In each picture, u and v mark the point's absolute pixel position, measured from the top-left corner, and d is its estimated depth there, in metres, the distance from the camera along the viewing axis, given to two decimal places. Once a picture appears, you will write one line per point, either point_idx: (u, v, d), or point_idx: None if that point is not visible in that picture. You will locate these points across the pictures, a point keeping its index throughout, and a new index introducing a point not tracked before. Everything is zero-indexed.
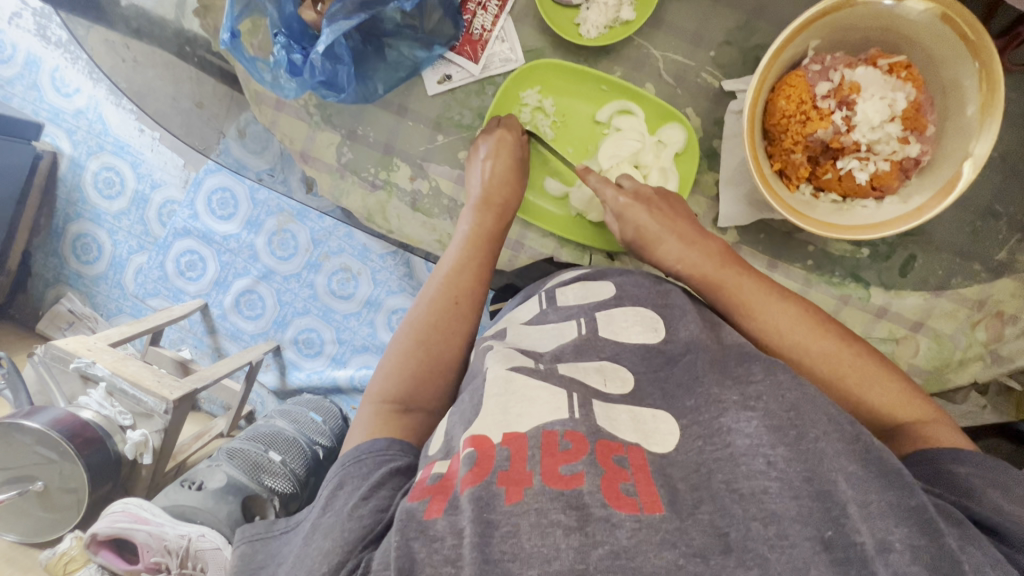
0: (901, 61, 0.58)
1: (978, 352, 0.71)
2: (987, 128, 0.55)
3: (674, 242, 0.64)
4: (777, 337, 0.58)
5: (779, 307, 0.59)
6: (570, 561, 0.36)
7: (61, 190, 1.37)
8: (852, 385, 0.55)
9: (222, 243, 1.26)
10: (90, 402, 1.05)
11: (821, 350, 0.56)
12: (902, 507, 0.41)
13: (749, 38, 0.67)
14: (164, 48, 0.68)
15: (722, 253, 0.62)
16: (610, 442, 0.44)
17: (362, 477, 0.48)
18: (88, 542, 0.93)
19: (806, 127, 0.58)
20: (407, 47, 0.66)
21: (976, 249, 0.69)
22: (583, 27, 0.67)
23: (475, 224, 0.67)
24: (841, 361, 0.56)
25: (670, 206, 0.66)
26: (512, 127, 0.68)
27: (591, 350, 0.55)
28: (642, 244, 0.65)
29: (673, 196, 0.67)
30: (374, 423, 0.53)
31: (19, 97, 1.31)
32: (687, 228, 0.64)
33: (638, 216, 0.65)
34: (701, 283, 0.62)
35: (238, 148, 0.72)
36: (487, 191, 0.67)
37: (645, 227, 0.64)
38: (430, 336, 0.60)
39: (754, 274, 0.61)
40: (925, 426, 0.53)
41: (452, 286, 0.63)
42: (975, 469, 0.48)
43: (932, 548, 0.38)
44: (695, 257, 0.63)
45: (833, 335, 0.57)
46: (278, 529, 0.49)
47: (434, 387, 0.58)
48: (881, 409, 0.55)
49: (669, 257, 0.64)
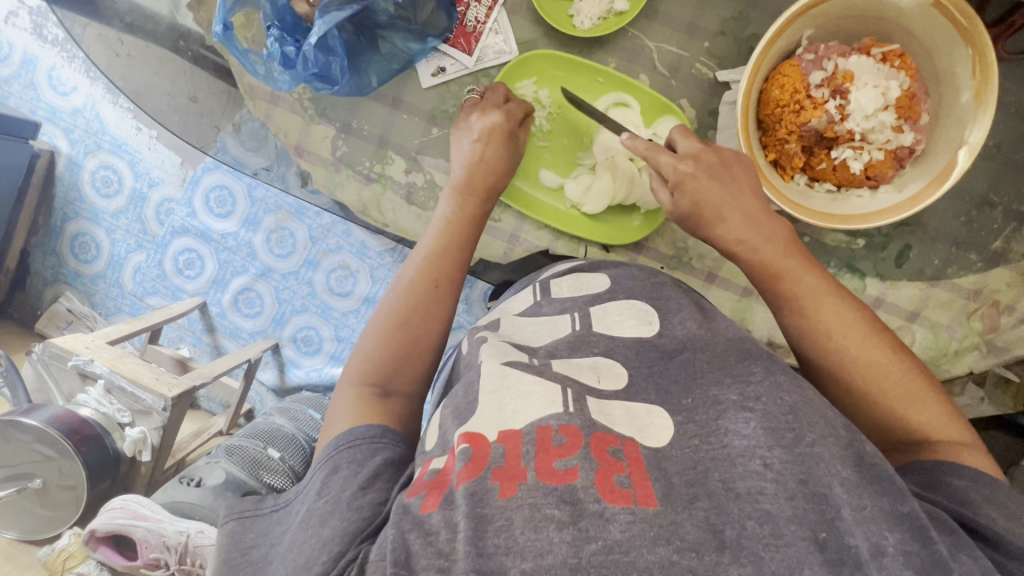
0: (894, 49, 0.58)
1: (974, 341, 0.71)
2: (980, 115, 0.55)
3: (736, 221, 0.57)
4: (825, 338, 0.55)
5: (837, 301, 0.55)
6: (562, 555, 0.36)
7: (59, 189, 1.37)
8: (891, 396, 0.52)
9: (220, 241, 1.26)
10: (88, 400, 1.05)
11: (868, 357, 0.53)
12: (892, 513, 0.41)
13: (743, 28, 0.67)
14: (159, 43, 0.68)
15: (785, 241, 0.57)
16: (605, 435, 0.43)
17: (357, 464, 0.48)
18: (87, 538, 0.93)
19: (799, 117, 0.58)
20: (401, 40, 0.67)
21: (972, 238, 0.68)
22: (576, 18, 0.67)
23: (457, 208, 0.65)
24: (887, 372, 0.53)
25: (736, 175, 0.58)
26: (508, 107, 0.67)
27: (584, 345, 0.55)
28: (699, 220, 0.59)
29: (739, 163, 0.59)
30: (357, 409, 0.53)
31: (17, 96, 1.31)
32: (754, 207, 0.57)
33: (699, 187, 0.57)
34: (758, 270, 0.58)
35: (235, 145, 0.71)
36: (472, 175, 0.65)
37: (705, 200, 0.58)
38: (409, 318, 0.58)
39: (817, 268, 0.57)
40: (961, 450, 0.50)
41: (432, 268, 0.61)
42: (969, 483, 0.47)
43: (922, 554, 0.38)
44: (758, 241, 0.57)
45: (886, 346, 0.54)
46: (267, 506, 0.49)
47: (412, 369, 0.57)
48: (916, 426, 0.52)
49: (728, 237, 0.58)
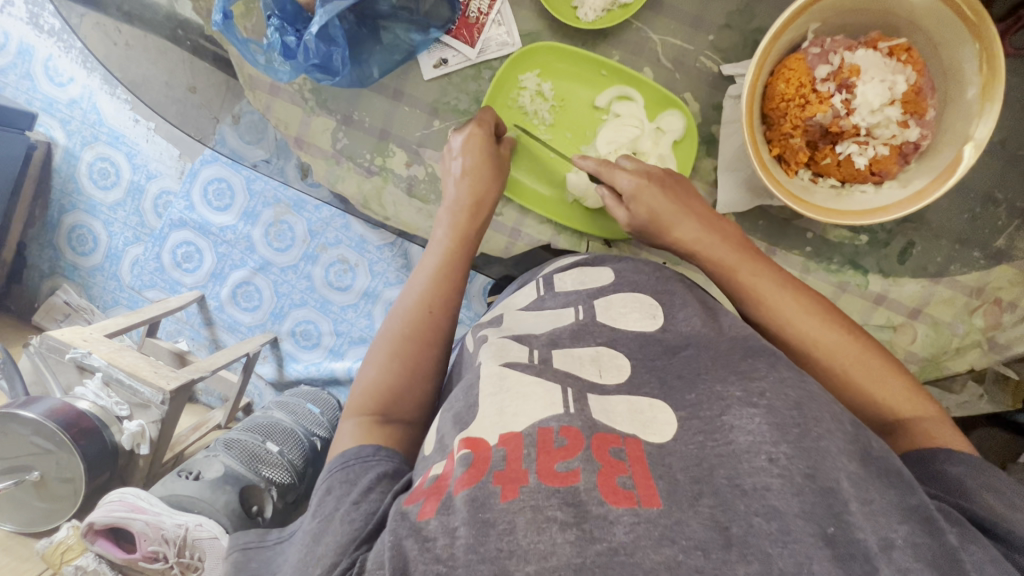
0: (901, 43, 0.58)
1: (975, 339, 0.71)
2: (987, 110, 0.55)
3: (690, 222, 0.61)
4: (784, 326, 0.56)
5: (792, 295, 0.57)
6: (566, 556, 0.36)
7: (55, 180, 1.36)
8: (857, 380, 0.54)
9: (218, 234, 1.25)
10: (87, 392, 1.05)
11: (830, 340, 0.55)
12: (902, 506, 0.42)
13: (748, 22, 0.67)
14: (157, 32, 0.68)
15: (738, 240, 0.60)
16: (606, 436, 0.43)
17: (350, 482, 0.48)
18: (85, 532, 0.92)
19: (804, 111, 0.58)
20: (403, 30, 0.66)
21: (975, 235, 0.68)
22: (580, 10, 0.67)
23: (450, 228, 0.65)
24: (849, 354, 0.55)
25: (683, 189, 0.63)
26: (482, 123, 0.66)
27: (587, 334, 0.54)
28: (655, 227, 0.62)
29: (681, 178, 0.64)
30: (355, 433, 0.53)
31: (13, 86, 1.30)
32: (703, 212, 0.62)
33: (653, 197, 0.61)
34: (715, 267, 0.60)
35: (233, 137, 0.70)
36: (462, 192, 0.65)
37: (659, 209, 0.61)
38: (403, 348, 0.58)
39: (766, 261, 0.60)
40: (928, 423, 0.52)
41: (425, 295, 0.61)
42: (967, 469, 0.48)
43: (934, 546, 0.39)
44: (711, 239, 0.60)
45: (843, 329, 0.56)
46: (271, 539, 0.49)
47: (411, 396, 0.57)
48: (885, 405, 0.54)
49: (684, 239, 0.61)
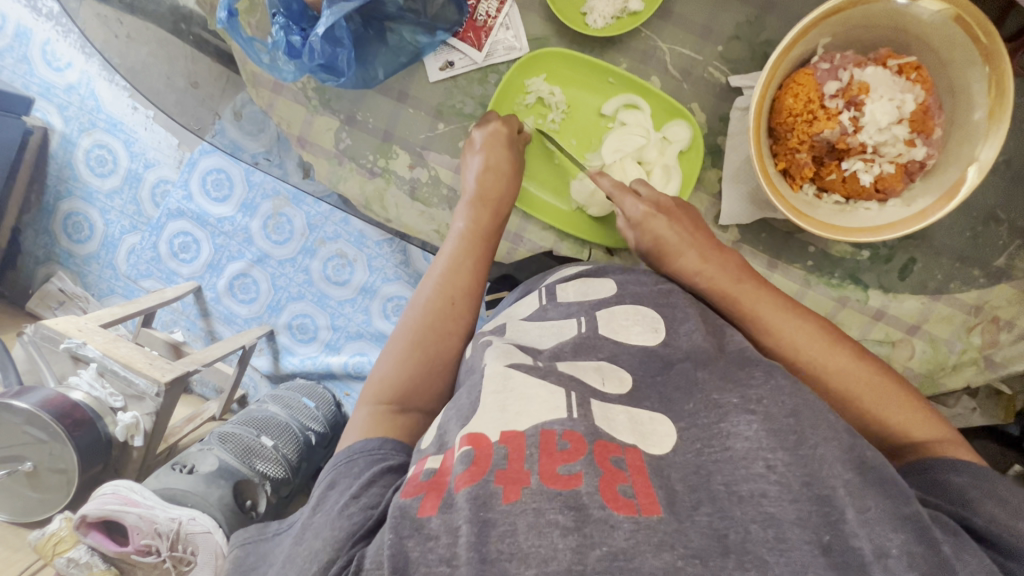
0: (911, 62, 0.58)
1: (972, 357, 0.71)
2: (993, 133, 0.55)
3: (693, 253, 0.63)
4: (790, 349, 0.57)
5: (790, 321, 0.58)
6: (567, 561, 0.35)
7: (51, 166, 1.34)
8: (864, 399, 0.55)
9: (216, 226, 1.24)
10: (81, 382, 1.03)
11: (835, 365, 0.56)
12: (896, 514, 0.41)
13: (758, 33, 0.66)
14: (159, 24, 0.67)
15: (738, 268, 0.62)
16: (607, 443, 0.43)
17: (353, 476, 0.48)
18: (78, 524, 0.91)
19: (812, 127, 0.58)
20: (409, 31, 0.65)
21: (976, 254, 0.68)
22: (590, 16, 0.66)
23: (471, 221, 0.65)
24: (855, 376, 0.55)
25: (689, 218, 0.65)
26: (507, 122, 0.67)
27: (590, 349, 0.54)
28: (658, 255, 0.65)
29: (691, 209, 0.66)
30: (368, 424, 0.54)
31: (9, 69, 1.28)
32: (703, 240, 0.63)
33: (656, 227, 0.64)
34: (717, 297, 0.62)
35: (233, 130, 0.70)
36: (482, 186, 0.66)
37: (663, 237, 0.63)
38: (425, 337, 0.60)
39: (770, 288, 0.61)
40: (943, 445, 0.52)
41: (449, 286, 0.62)
42: (971, 479, 0.48)
43: (928, 555, 0.39)
44: (713, 270, 0.62)
45: (849, 352, 0.57)
46: (271, 531, 0.49)
47: (432, 386, 0.58)
48: (898, 427, 0.54)
49: (687, 269, 0.63)
